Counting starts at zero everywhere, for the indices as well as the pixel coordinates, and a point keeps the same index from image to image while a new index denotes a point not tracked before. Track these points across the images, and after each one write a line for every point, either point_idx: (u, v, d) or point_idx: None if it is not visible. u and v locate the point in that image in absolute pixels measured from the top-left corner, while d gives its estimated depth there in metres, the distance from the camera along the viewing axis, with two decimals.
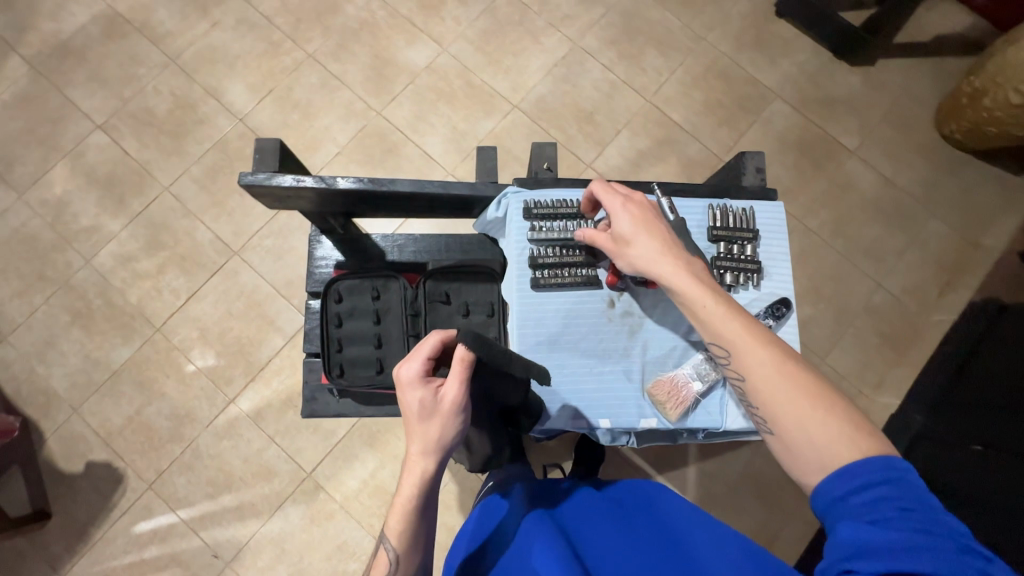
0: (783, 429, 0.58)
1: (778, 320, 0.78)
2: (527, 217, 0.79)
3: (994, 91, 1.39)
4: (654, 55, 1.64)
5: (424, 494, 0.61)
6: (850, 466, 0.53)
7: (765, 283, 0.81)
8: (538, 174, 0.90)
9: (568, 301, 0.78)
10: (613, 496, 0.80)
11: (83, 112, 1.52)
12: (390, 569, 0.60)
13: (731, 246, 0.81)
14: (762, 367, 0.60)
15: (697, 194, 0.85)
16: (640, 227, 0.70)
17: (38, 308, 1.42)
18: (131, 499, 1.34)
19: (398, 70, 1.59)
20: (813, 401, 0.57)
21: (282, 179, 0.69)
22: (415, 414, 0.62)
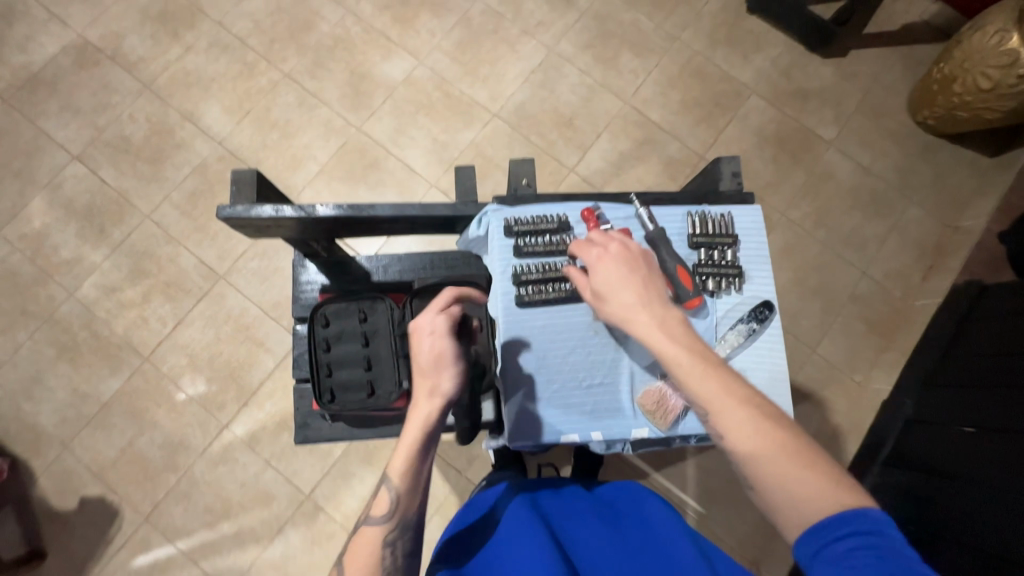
0: (766, 489, 0.54)
1: (762, 322, 0.79)
2: (508, 235, 0.79)
3: (962, 76, 1.42)
4: (629, 57, 1.65)
5: (430, 435, 0.63)
6: (829, 520, 0.49)
7: (747, 286, 0.81)
8: (516, 190, 0.86)
9: (554, 316, 0.78)
10: (600, 497, 0.80)
11: (57, 143, 1.50)
12: (391, 508, 0.61)
13: (711, 252, 0.82)
14: (741, 426, 0.56)
15: (675, 201, 0.85)
16: (616, 281, 0.67)
17: (22, 344, 1.40)
18: (128, 533, 1.32)
19: (375, 85, 1.59)
20: (793, 458, 0.53)
21: (261, 210, 0.68)
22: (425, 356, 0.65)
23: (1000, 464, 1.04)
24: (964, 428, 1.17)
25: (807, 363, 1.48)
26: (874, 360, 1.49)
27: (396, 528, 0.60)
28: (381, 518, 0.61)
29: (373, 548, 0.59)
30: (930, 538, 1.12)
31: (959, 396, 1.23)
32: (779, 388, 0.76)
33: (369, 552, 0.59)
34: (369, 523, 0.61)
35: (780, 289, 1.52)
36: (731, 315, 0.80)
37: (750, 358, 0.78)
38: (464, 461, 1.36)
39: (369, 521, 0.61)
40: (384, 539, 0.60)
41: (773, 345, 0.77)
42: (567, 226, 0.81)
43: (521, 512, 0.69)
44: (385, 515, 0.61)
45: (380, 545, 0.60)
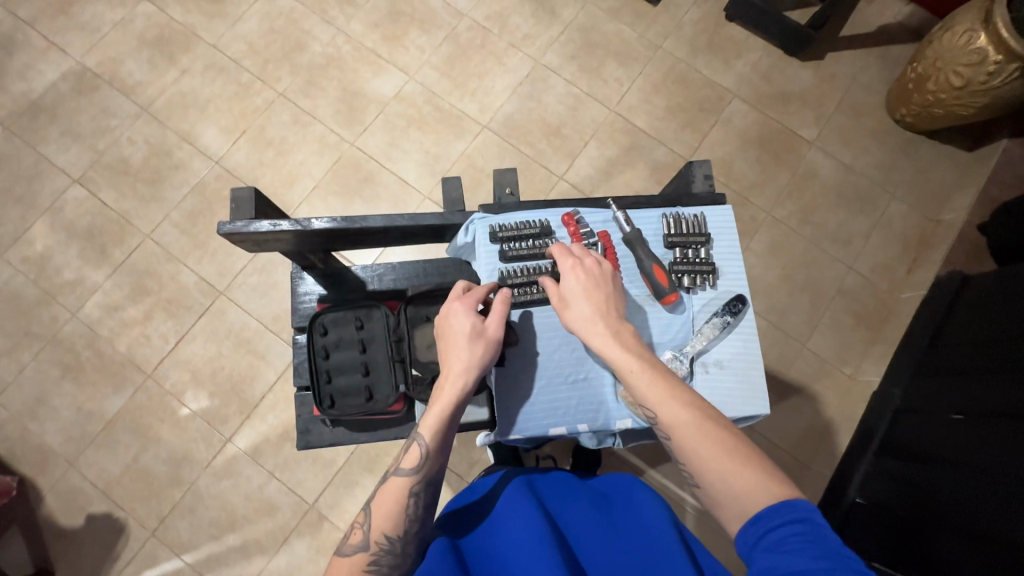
0: (706, 484, 0.59)
1: (736, 315, 0.81)
2: (493, 240, 0.82)
3: (935, 74, 1.47)
4: (613, 66, 1.70)
5: (458, 407, 0.70)
6: (763, 511, 0.54)
7: (721, 282, 0.84)
8: (501, 199, 0.91)
9: (538, 316, 0.81)
10: (591, 485, 0.82)
11: (58, 167, 1.54)
12: (419, 462, 0.68)
13: (686, 251, 0.85)
14: (684, 425, 0.61)
15: (652, 204, 0.89)
16: (581, 292, 0.73)
17: (27, 365, 1.42)
18: (134, 548, 1.34)
19: (367, 101, 1.63)
20: (733, 454, 0.58)
21: (259, 225, 0.71)
22: (463, 336, 0.71)
23: (985, 450, 1.06)
24: (952, 415, 1.19)
25: (798, 358, 1.51)
26: (864, 353, 1.52)
27: (422, 481, 0.68)
28: (411, 471, 0.67)
29: (401, 496, 0.67)
30: (916, 521, 1.15)
31: (946, 385, 1.26)
32: (753, 378, 0.79)
33: (397, 497, 0.66)
34: (398, 472, 0.68)
35: (768, 287, 1.56)
36: (706, 310, 0.82)
37: (725, 351, 0.80)
38: (465, 465, 1.38)
39: (398, 471, 0.68)
40: (410, 490, 0.67)
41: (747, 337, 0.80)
42: (549, 231, 0.84)
43: (520, 498, 0.71)
44: (413, 470, 0.68)
45: (406, 493, 0.67)
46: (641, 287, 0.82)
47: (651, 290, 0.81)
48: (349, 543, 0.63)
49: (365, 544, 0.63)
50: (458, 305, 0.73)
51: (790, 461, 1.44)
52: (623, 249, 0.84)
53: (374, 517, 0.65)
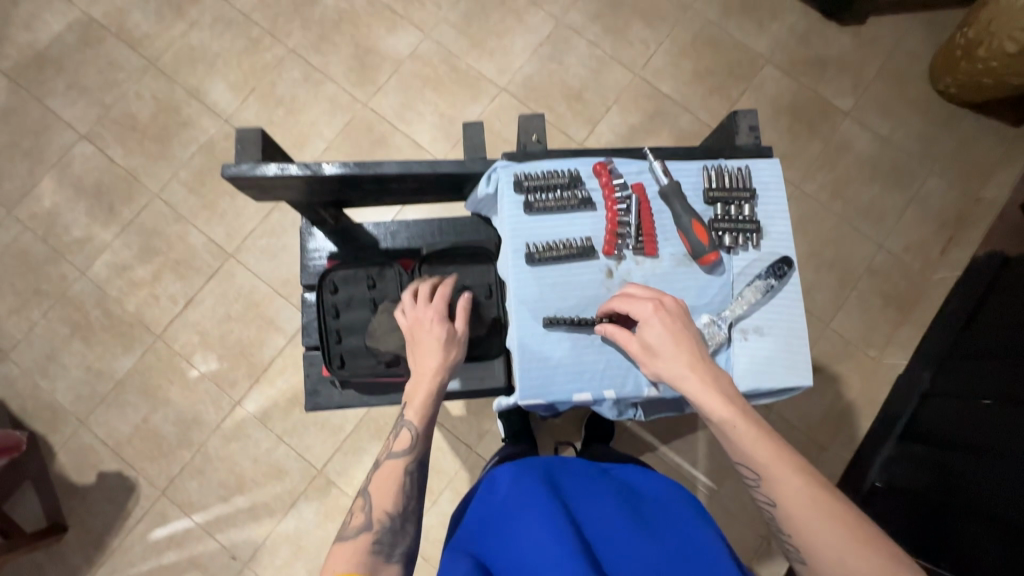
0: (818, 559, 0.57)
1: (781, 279, 0.75)
2: (518, 190, 0.76)
3: (988, 40, 1.36)
4: (640, 27, 1.61)
5: (440, 391, 0.72)
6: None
7: (765, 243, 0.78)
8: (526, 147, 0.83)
9: (565, 274, 0.76)
10: (618, 480, 0.82)
11: (66, 122, 1.50)
12: (413, 442, 0.70)
13: (728, 207, 0.78)
14: (797, 498, 0.59)
15: (691, 155, 0.82)
16: (670, 339, 0.66)
17: (37, 323, 1.41)
18: (145, 506, 1.35)
19: (381, 59, 1.56)
20: (854, 532, 0.56)
21: (266, 168, 0.66)
22: (437, 337, 0.71)
23: (1019, 438, 1.01)
24: (981, 400, 1.14)
25: (822, 338, 1.46)
26: (891, 335, 1.46)
27: (415, 461, 0.70)
28: (403, 452, 0.70)
29: (397, 477, 0.69)
30: (944, 508, 1.11)
31: (981, 369, 1.20)
32: (796, 346, 0.74)
33: (392, 479, 0.69)
34: (390, 456, 0.71)
35: None
36: (747, 273, 0.76)
37: (766, 316, 0.75)
38: (475, 435, 1.37)
39: (391, 455, 0.71)
40: (405, 468, 0.70)
41: (789, 304, 0.74)
42: (579, 181, 0.77)
43: (537, 499, 0.70)
44: (406, 452, 0.70)
45: (401, 474, 0.69)
46: (677, 246, 0.77)
47: (688, 249, 0.76)
48: (352, 526, 0.65)
49: (368, 523, 0.65)
50: (431, 312, 0.72)
51: (808, 443, 1.40)
52: (658, 204, 0.78)
53: (374, 497, 0.67)
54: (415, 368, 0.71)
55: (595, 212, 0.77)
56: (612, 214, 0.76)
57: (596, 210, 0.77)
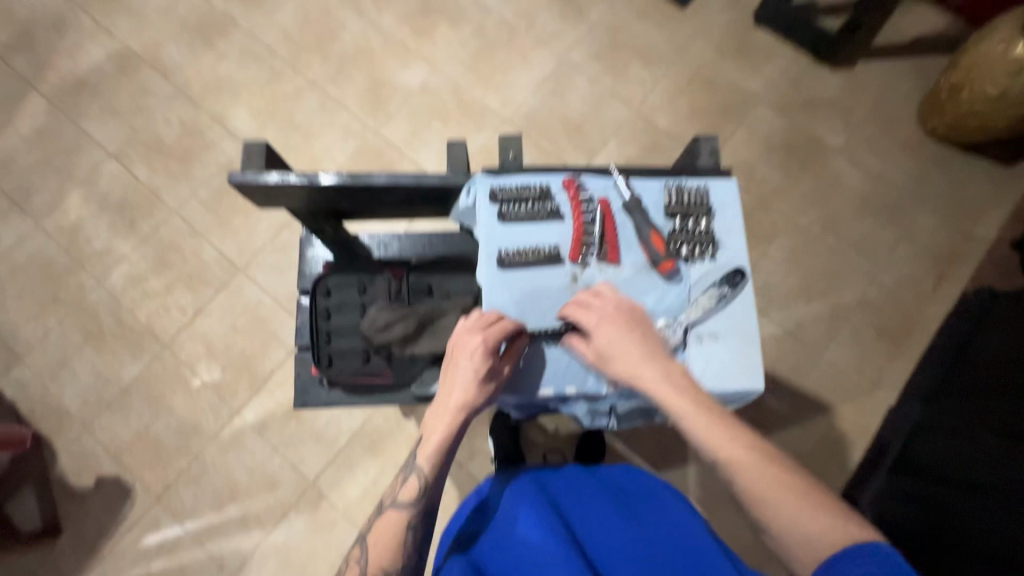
0: (774, 529, 0.56)
1: (734, 288, 0.75)
2: (492, 202, 0.76)
3: (970, 85, 1.43)
4: (638, 67, 1.70)
5: (458, 435, 0.69)
6: (841, 552, 0.51)
7: (721, 254, 0.78)
8: (504, 164, 0.83)
9: (534, 279, 0.75)
10: (607, 479, 0.80)
11: (97, 142, 1.61)
12: (420, 492, 0.67)
13: (686, 221, 0.78)
14: (750, 474, 0.59)
15: (654, 174, 0.83)
16: (620, 343, 0.67)
17: (53, 329, 1.48)
18: (139, 512, 1.37)
19: (393, 91, 1.66)
20: (800, 495, 0.57)
21: (269, 176, 0.72)
22: (471, 373, 0.67)
23: (1003, 469, 1.01)
24: (973, 432, 1.13)
25: (814, 369, 1.47)
26: (884, 368, 1.47)
27: (419, 512, 0.67)
28: (408, 502, 0.66)
29: (398, 528, 0.65)
30: (931, 540, 1.09)
31: (972, 402, 1.19)
32: (749, 351, 0.73)
33: (392, 531, 0.65)
34: (394, 504, 0.67)
35: (786, 295, 1.52)
36: (702, 283, 0.76)
37: (721, 322, 0.74)
38: (466, 453, 1.38)
39: (395, 503, 0.67)
40: (407, 520, 0.66)
41: (741, 312, 0.74)
42: (549, 195, 0.77)
43: (525, 500, 0.71)
44: (411, 501, 0.67)
45: (403, 526, 0.66)
46: (638, 256, 0.76)
47: (648, 257, 0.75)
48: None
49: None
50: (475, 342, 0.67)
51: None
52: (622, 218, 0.78)
53: (371, 551, 0.64)
54: (440, 402, 0.68)
55: (563, 223, 0.77)
56: (579, 224, 0.76)
57: (564, 221, 0.77)
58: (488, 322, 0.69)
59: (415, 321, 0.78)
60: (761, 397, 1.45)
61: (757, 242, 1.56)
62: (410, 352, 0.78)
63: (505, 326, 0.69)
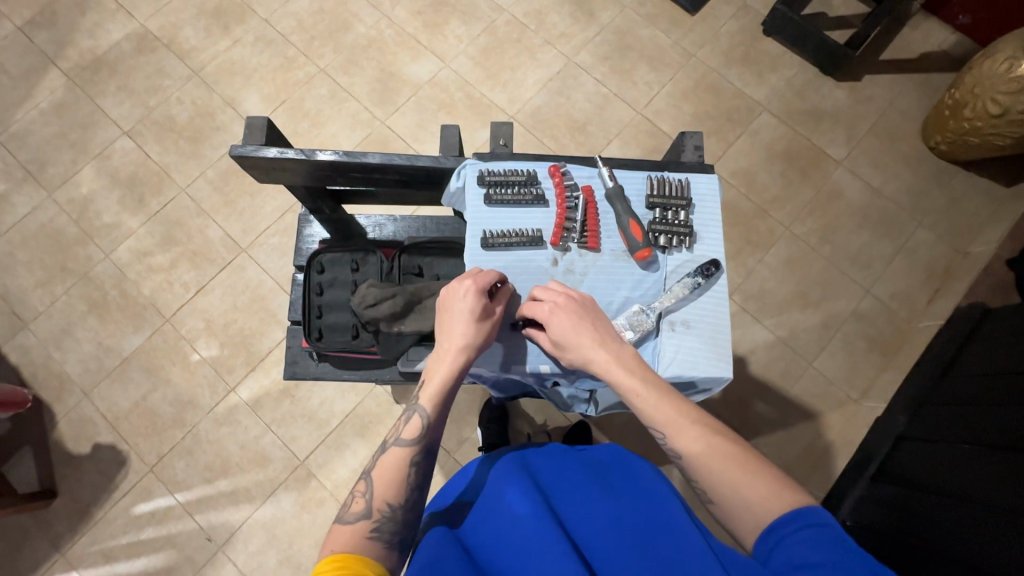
0: (722, 500, 0.58)
1: (708, 279, 0.76)
2: (480, 184, 0.78)
3: (972, 101, 1.43)
4: (646, 70, 1.72)
5: (461, 377, 0.68)
6: (781, 520, 0.54)
7: (698, 246, 0.79)
8: (493, 150, 0.85)
9: (516, 261, 0.77)
10: (587, 454, 0.71)
11: (112, 119, 1.65)
12: (423, 430, 0.66)
13: (666, 212, 0.80)
14: (696, 450, 0.60)
15: (640, 167, 0.85)
16: (572, 331, 0.66)
17: (59, 298, 1.52)
18: (132, 481, 1.40)
19: (402, 83, 1.69)
20: (745, 466, 0.58)
21: (267, 151, 0.75)
22: (467, 312, 0.67)
23: (986, 481, 1.02)
24: (960, 444, 1.13)
25: (804, 377, 1.48)
26: (873, 379, 1.48)
27: (423, 451, 0.66)
28: (412, 441, 0.65)
29: (401, 465, 0.65)
30: (905, 546, 1.10)
31: (957, 414, 1.20)
32: (719, 340, 0.75)
33: (397, 469, 0.65)
34: (397, 443, 0.66)
35: (780, 302, 1.53)
36: (677, 272, 0.78)
37: (695, 310, 0.76)
38: (454, 441, 1.40)
39: (398, 442, 0.66)
40: (410, 458, 0.66)
41: (714, 302, 0.76)
42: (535, 180, 0.80)
43: (511, 479, 0.64)
44: (414, 439, 0.66)
45: (406, 464, 0.65)
46: (617, 243, 0.79)
47: (626, 245, 0.77)
48: (352, 511, 0.61)
49: (368, 512, 0.61)
50: (468, 282, 0.68)
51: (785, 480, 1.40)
52: (604, 206, 0.80)
53: (377, 486, 0.63)
54: (441, 342, 0.67)
55: (546, 208, 0.79)
56: (561, 209, 0.78)
57: (548, 206, 0.79)
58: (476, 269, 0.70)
59: (403, 300, 0.80)
60: (750, 401, 1.46)
61: (754, 248, 1.57)
62: (397, 330, 0.80)
63: (485, 274, 0.70)
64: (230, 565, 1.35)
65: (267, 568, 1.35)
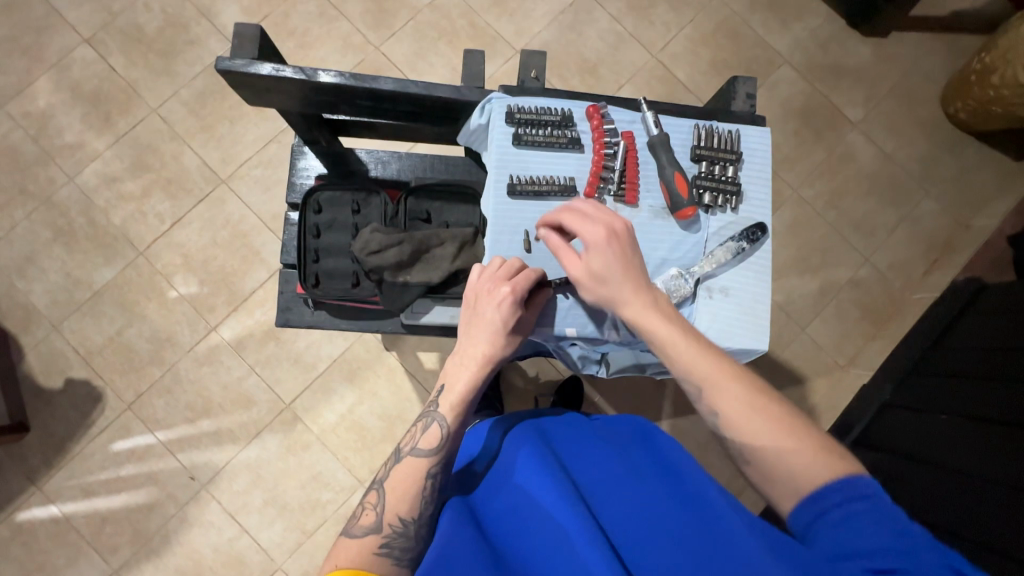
0: (762, 463, 0.57)
1: (753, 243, 0.72)
2: (508, 121, 0.71)
3: (1002, 68, 1.36)
4: (665, 9, 1.59)
5: (481, 390, 0.65)
6: (827, 487, 0.54)
7: (743, 207, 0.74)
8: (522, 83, 0.77)
9: (546, 211, 0.71)
10: (600, 425, 0.70)
11: (68, 23, 1.46)
12: (442, 440, 0.62)
13: (712, 166, 0.74)
14: (733, 403, 0.59)
15: (684, 114, 0.78)
16: (614, 266, 0.63)
17: (19, 223, 1.40)
18: (109, 418, 1.35)
19: (399, 5, 1.53)
20: (786, 428, 0.57)
21: (260, 67, 0.65)
22: (498, 325, 0.63)
23: (973, 451, 1.04)
24: (939, 415, 1.17)
25: (796, 342, 1.49)
26: (862, 347, 1.49)
27: (441, 462, 0.62)
28: (429, 452, 0.61)
29: (419, 477, 0.60)
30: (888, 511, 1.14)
31: (942, 386, 1.22)
32: (756, 311, 0.71)
33: (412, 481, 0.60)
34: (414, 453, 0.62)
35: (780, 266, 1.51)
36: (720, 234, 0.73)
37: (733, 277, 0.72)
38: None
39: (415, 452, 0.62)
40: (428, 470, 0.61)
41: (756, 269, 0.72)
42: (570, 121, 0.73)
43: (526, 447, 0.62)
44: (433, 450, 0.62)
45: (422, 476, 0.61)
46: (656, 198, 0.73)
47: (667, 201, 0.72)
48: (360, 525, 0.58)
49: (378, 526, 0.58)
50: (506, 291, 0.63)
51: None
52: (645, 155, 0.73)
53: (388, 498, 0.59)
54: (466, 351, 0.64)
55: (581, 153, 0.73)
56: (598, 157, 0.72)
57: (583, 152, 0.73)
58: (514, 271, 0.64)
59: (410, 249, 0.77)
60: None
61: None
62: (402, 280, 0.77)
63: (524, 276, 0.64)
64: (214, 504, 1.34)
65: (252, 507, 1.34)
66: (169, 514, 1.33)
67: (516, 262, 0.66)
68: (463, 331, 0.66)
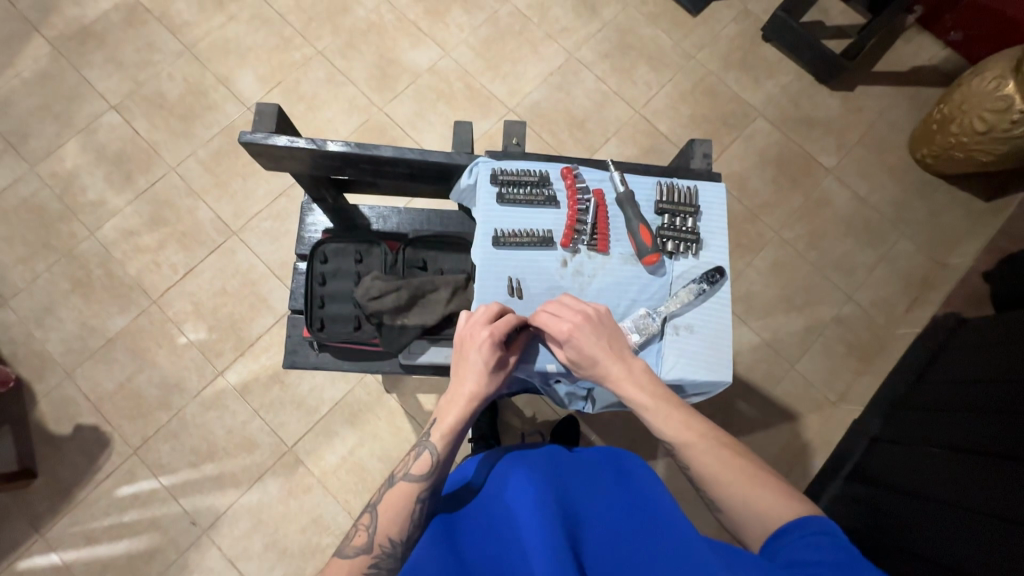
0: (737, 505, 0.61)
1: (713, 285, 0.78)
2: (492, 182, 0.79)
3: (960, 117, 1.47)
4: (645, 69, 1.73)
5: (470, 423, 0.70)
6: (783, 527, 0.57)
7: (704, 253, 0.81)
8: (505, 149, 0.85)
9: (526, 260, 0.78)
10: (581, 456, 0.74)
11: (99, 93, 1.60)
12: (431, 467, 0.66)
13: (674, 218, 0.82)
14: (707, 461, 0.64)
15: (649, 173, 0.86)
16: (587, 352, 0.69)
17: (40, 276, 1.48)
18: (115, 463, 1.38)
19: (401, 70, 1.67)
20: (751, 479, 0.61)
21: (277, 139, 0.74)
22: (480, 363, 0.68)
23: (958, 482, 1.06)
24: (926, 446, 1.20)
25: (786, 378, 1.52)
26: (851, 382, 1.53)
27: (429, 487, 0.66)
28: (419, 477, 0.66)
29: (407, 501, 0.65)
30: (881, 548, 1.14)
31: (926, 417, 1.26)
32: (721, 345, 0.77)
33: (401, 504, 0.65)
34: (405, 478, 0.66)
35: (765, 304, 1.57)
36: (683, 278, 0.80)
37: (698, 315, 0.78)
38: None
39: (406, 477, 0.66)
40: (417, 493, 0.65)
41: (718, 309, 0.78)
42: (547, 181, 0.81)
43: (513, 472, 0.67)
44: (423, 475, 0.66)
45: (412, 499, 0.65)
46: (625, 247, 0.80)
47: (634, 249, 0.79)
48: (353, 545, 0.62)
49: (369, 546, 0.62)
50: (485, 334, 0.68)
51: None
52: (614, 209, 0.81)
53: (380, 520, 0.64)
54: (454, 388, 0.69)
55: (557, 209, 0.81)
56: (572, 212, 0.80)
57: (558, 208, 0.81)
58: (494, 315, 0.70)
59: (408, 294, 0.84)
60: (733, 401, 1.50)
61: (744, 251, 1.60)
62: (400, 323, 0.84)
63: (501, 329, 0.69)
64: (214, 549, 1.35)
65: (251, 552, 1.35)
66: (169, 560, 1.34)
67: (501, 310, 0.72)
68: (453, 368, 0.71)
